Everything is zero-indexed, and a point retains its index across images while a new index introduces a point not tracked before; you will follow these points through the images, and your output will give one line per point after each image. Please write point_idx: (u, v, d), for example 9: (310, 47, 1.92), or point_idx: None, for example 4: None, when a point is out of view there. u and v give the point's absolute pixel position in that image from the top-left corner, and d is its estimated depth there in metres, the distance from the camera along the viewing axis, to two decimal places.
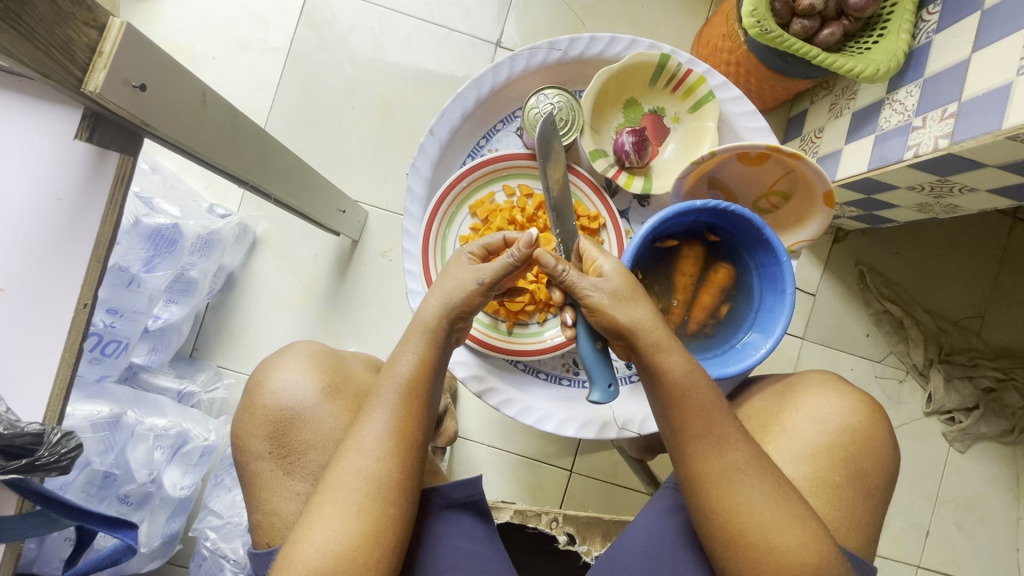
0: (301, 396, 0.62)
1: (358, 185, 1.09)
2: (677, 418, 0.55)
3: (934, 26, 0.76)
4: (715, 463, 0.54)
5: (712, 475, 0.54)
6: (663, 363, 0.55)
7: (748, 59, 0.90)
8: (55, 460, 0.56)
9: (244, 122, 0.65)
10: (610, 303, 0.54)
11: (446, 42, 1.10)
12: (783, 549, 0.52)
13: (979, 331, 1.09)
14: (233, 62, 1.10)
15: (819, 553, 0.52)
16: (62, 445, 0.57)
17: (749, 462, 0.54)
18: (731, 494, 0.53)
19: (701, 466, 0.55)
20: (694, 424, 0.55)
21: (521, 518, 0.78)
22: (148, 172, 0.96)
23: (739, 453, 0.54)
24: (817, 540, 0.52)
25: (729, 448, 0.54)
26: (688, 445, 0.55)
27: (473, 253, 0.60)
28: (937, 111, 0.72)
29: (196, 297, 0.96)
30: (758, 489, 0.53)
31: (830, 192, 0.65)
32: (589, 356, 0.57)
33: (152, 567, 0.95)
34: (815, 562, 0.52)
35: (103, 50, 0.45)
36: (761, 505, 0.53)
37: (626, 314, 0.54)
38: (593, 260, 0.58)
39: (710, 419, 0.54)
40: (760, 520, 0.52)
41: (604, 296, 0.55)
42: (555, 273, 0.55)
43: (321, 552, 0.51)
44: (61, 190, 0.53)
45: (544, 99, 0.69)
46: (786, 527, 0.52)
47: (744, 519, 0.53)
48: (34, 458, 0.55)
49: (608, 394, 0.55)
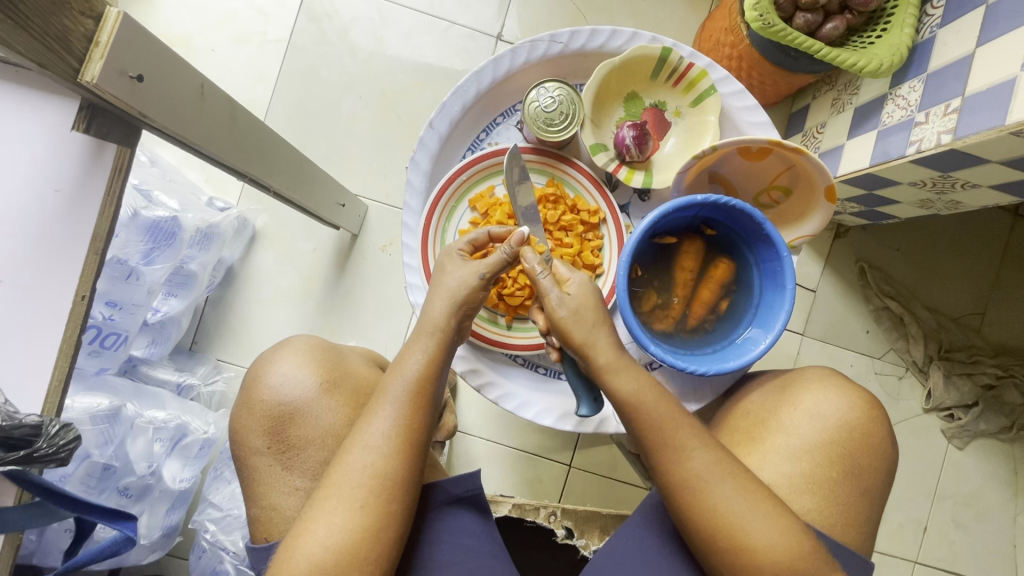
0: (300, 390, 0.62)
1: (357, 179, 1.08)
2: (638, 429, 0.56)
3: (938, 21, 0.75)
4: (678, 471, 0.54)
5: (679, 483, 0.54)
6: (613, 384, 0.55)
7: (751, 53, 0.90)
8: (53, 451, 0.56)
9: (242, 114, 0.65)
10: (569, 320, 0.56)
11: (446, 34, 1.09)
12: (758, 550, 0.53)
13: (979, 328, 1.09)
14: (232, 54, 1.10)
15: (794, 549, 0.52)
16: (61, 437, 0.57)
17: (710, 467, 0.54)
18: (700, 501, 0.54)
19: (667, 475, 0.55)
20: (652, 436, 0.55)
21: (519, 513, 0.77)
22: (147, 164, 0.96)
23: (700, 458, 0.54)
24: (791, 536, 0.53)
25: (690, 454, 0.54)
26: (651, 456, 0.56)
27: (462, 248, 0.61)
28: (940, 106, 0.71)
29: (195, 290, 0.96)
30: (724, 493, 0.53)
31: (832, 186, 0.64)
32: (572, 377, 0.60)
33: (153, 558, 0.95)
34: (791, 559, 0.52)
35: (100, 40, 0.45)
36: (730, 509, 0.53)
37: (582, 332, 0.56)
38: (565, 278, 0.59)
39: (667, 428, 0.55)
40: (731, 524, 0.53)
41: (566, 313, 0.56)
42: (534, 275, 0.57)
43: (323, 545, 0.51)
44: (59, 180, 0.53)
45: (544, 92, 0.68)
46: (759, 529, 0.53)
47: (715, 525, 0.53)
48: (33, 449, 0.55)
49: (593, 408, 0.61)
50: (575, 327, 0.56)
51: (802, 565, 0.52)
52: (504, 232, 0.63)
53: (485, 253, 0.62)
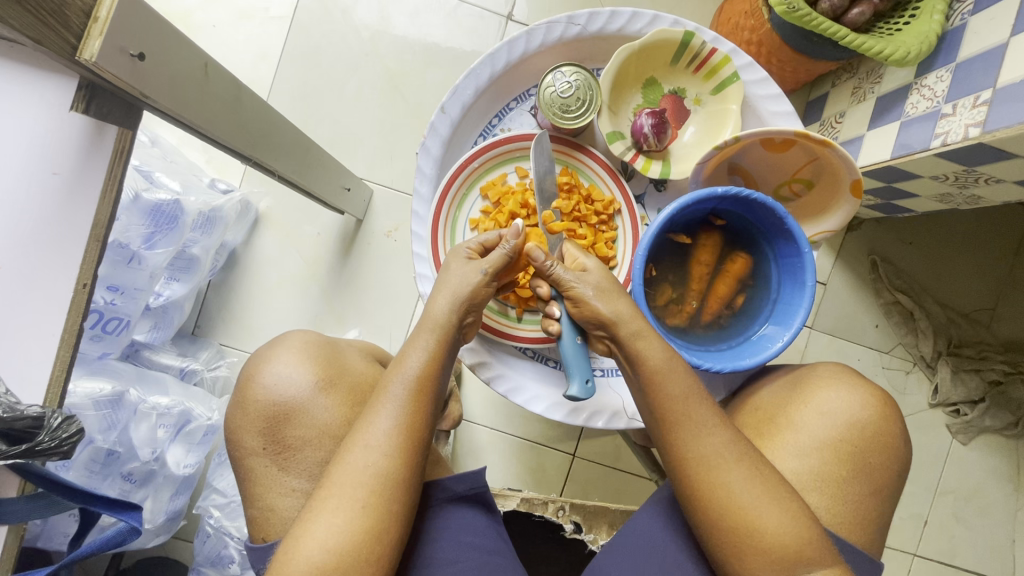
0: (295, 390, 0.61)
1: (362, 162, 1.06)
2: (658, 405, 0.55)
3: (970, 8, 0.72)
4: (693, 449, 0.54)
5: (691, 460, 0.54)
6: (644, 353, 0.55)
7: (771, 38, 0.87)
8: (55, 445, 0.56)
9: (246, 95, 0.63)
10: (581, 305, 0.57)
11: (455, 13, 1.06)
12: (763, 530, 0.52)
13: (989, 324, 1.07)
14: (234, 31, 1.06)
15: (801, 535, 0.51)
16: (62, 430, 0.56)
17: (725, 448, 0.54)
18: (711, 480, 0.53)
19: (679, 451, 0.55)
20: (675, 410, 0.54)
21: (528, 506, 0.78)
22: (148, 144, 0.94)
23: (717, 438, 0.54)
24: (797, 522, 0.52)
25: (708, 432, 0.54)
26: (667, 432, 0.55)
27: (471, 248, 0.61)
28: (968, 98, 0.69)
29: (198, 274, 0.94)
30: (736, 473, 0.53)
31: (858, 181, 0.62)
32: (570, 351, 0.59)
33: (158, 542, 0.95)
34: (796, 544, 0.51)
35: (99, 15, 0.42)
36: (740, 488, 0.52)
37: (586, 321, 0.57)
38: (575, 258, 0.61)
39: (688, 405, 0.54)
40: (738, 504, 0.52)
41: (588, 288, 0.57)
42: (544, 267, 0.58)
43: (322, 547, 0.50)
44: (57, 164, 0.51)
45: (560, 76, 0.65)
46: (765, 508, 0.52)
47: (722, 503, 0.53)
48: (35, 443, 0.55)
49: (585, 389, 0.59)
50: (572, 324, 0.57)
51: (807, 551, 0.51)
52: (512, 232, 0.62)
53: (492, 254, 0.61)
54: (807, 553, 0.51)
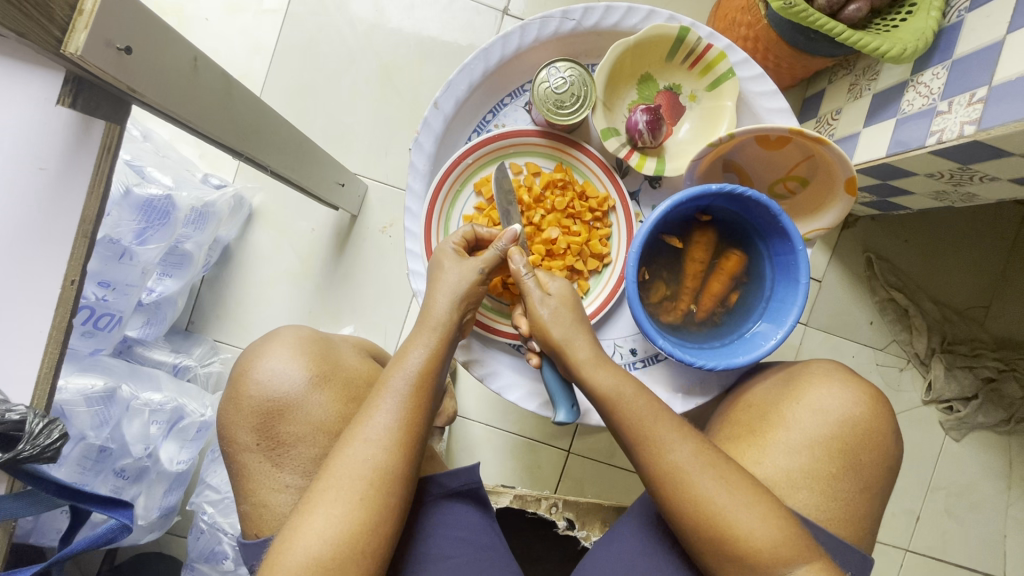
0: (289, 386, 0.61)
1: (357, 156, 1.06)
2: (621, 423, 0.56)
3: (967, 4, 0.72)
4: (657, 463, 0.54)
5: (658, 473, 0.54)
6: (591, 378, 0.58)
7: (767, 34, 0.86)
8: (38, 452, 0.53)
9: (237, 91, 0.62)
10: (550, 320, 0.60)
11: (451, 7, 1.05)
12: (738, 537, 0.52)
13: (983, 322, 1.08)
14: (227, 24, 1.05)
15: (774, 537, 0.51)
16: (43, 438, 0.53)
17: (691, 458, 0.54)
18: (682, 491, 0.53)
19: (647, 465, 0.55)
20: (636, 426, 0.56)
21: (521, 502, 0.75)
22: (139, 139, 0.94)
23: (681, 451, 0.54)
24: (774, 524, 0.52)
25: (669, 447, 0.54)
26: (634, 449, 0.56)
27: (456, 243, 0.61)
28: (964, 95, 0.69)
29: (191, 270, 0.93)
30: (704, 483, 0.53)
31: (852, 179, 0.62)
32: (551, 379, 0.63)
33: (151, 538, 0.94)
34: (771, 547, 0.51)
35: (84, 7, 0.41)
36: (709, 496, 0.52)
37: (562, 330, 0.59)
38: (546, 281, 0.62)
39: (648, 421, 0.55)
40: (710, 511, 0.52)
41: (546, 312, 0.60)
42: (519, 274, 0.60)
43: (321, 536, 0.50)
44: (42, 159, 0.51)
45: (555, 72, 0.64)
46: (741, 512, 0.52)
47: (692, 513, 0.53)
48: (17, 454, 0.52)
49: (571, 414, 0.63)
50: (549, 331, 0.60)
51: (782, 553, 0.51)
52: (490, 232, 0.63)
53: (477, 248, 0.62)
54: (783, 554, 0.51)
